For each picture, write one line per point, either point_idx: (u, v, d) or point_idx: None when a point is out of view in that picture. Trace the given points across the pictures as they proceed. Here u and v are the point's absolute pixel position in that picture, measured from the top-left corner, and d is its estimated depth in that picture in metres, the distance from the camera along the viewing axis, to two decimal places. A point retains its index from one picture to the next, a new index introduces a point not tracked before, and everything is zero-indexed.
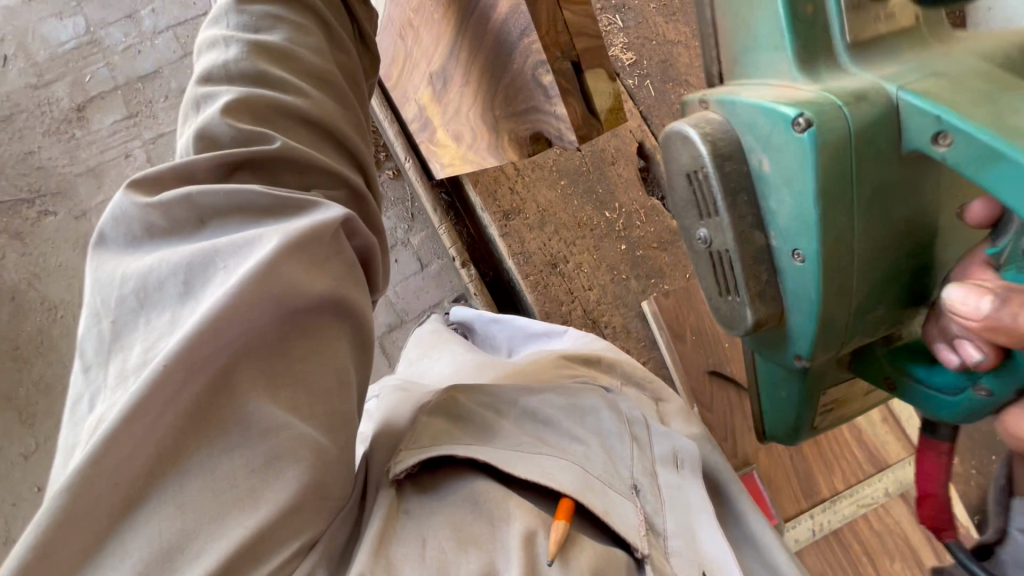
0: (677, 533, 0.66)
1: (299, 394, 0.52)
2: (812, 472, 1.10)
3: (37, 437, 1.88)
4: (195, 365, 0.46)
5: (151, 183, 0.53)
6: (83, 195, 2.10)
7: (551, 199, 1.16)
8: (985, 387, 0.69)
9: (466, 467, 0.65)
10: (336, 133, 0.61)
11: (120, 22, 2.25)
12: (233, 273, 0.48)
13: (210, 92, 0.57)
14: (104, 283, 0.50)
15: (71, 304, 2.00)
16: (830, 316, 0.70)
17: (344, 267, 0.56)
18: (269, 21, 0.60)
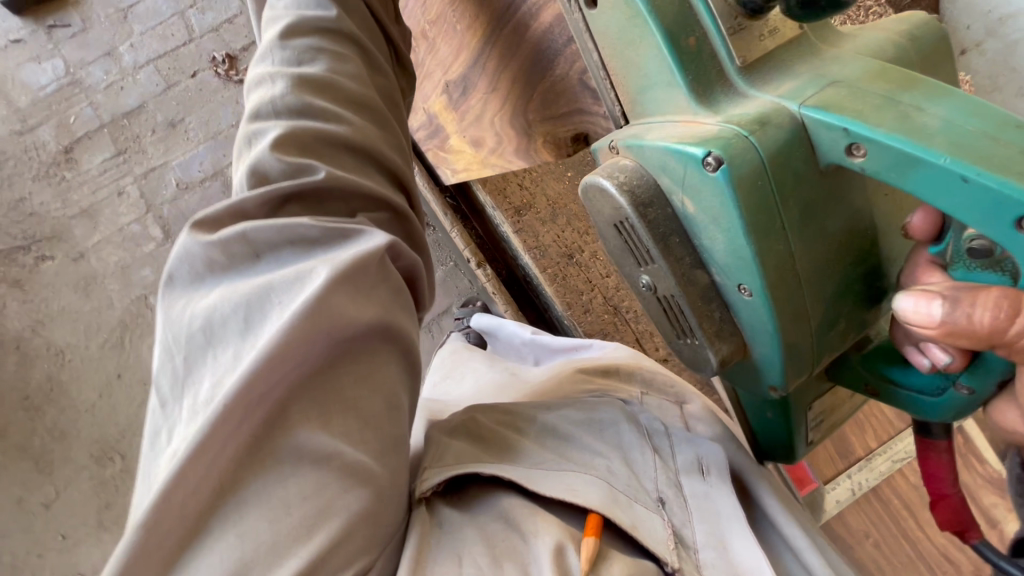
0: (708, 543, 0.56)
1: (350, 418, 0.47)
2: (844, 433, 1.09)
3: (54, 485, 1.83)
4: (254, 396, 0.43)
5: (214, 222, 0.50)
6: (80, 236, 2.08)
7: (560, 191, 1.20)
8: (965, 385, 0.59)
9: (493, 485, 0.57)
10: (377, 156, 0.58)
11: (99, 60, 2.24)
12: (287, 307, 0.45)
13: (260, 129, 0.56)
14: (173, 320, 0.47)
15: (78, 347, 1.98)
16: (797, 339, 0.56)
17: (392, 293, 0.52)
18: (311, 53, 0.59)
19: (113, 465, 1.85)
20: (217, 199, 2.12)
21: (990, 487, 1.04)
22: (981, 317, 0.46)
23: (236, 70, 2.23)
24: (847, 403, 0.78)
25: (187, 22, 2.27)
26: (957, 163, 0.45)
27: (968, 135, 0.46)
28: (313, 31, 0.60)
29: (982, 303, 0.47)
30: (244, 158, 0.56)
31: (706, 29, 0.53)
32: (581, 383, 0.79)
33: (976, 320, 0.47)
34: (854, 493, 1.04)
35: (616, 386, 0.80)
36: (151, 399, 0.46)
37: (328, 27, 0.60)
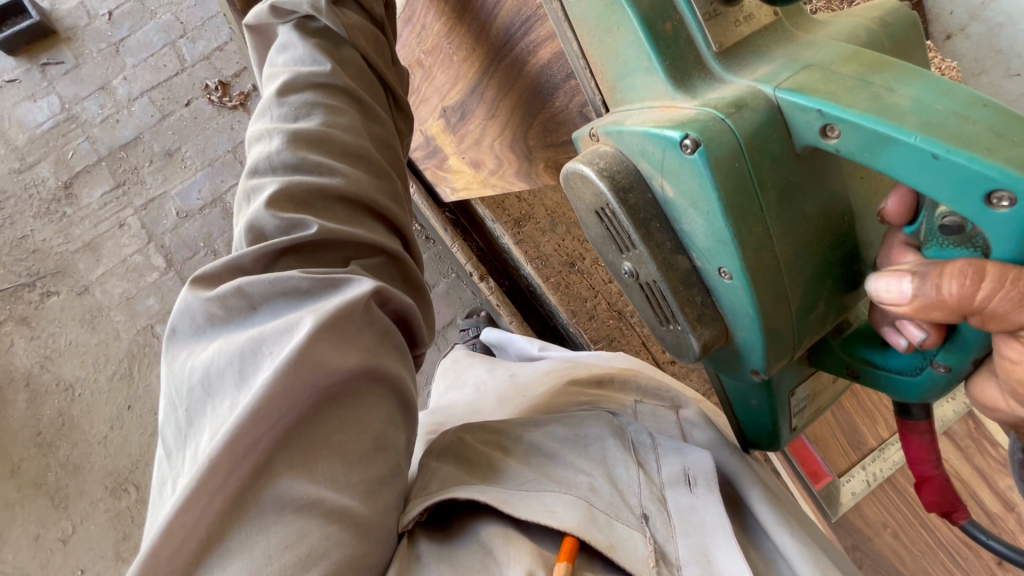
0: (692, 559, 0.55)
1: (337, 465, 0.44)
2: (856, 425, 1.09)
3: (70, 520, 1.83)
4: (241, 448, 0.41)
5: (214, 278, 0.51)
6: (83, 270, 2.10)
7: (558, 201, 1.21)
8: (941, 362, 0.54)
9: (480, 511, 0.55)
10: (372, 205, 0.58)
11: (94, 94, 2.27)
12: (274, 359, 0.44)
13: (257, 184, 0.56)
14: (177, 374, 0.47)
15: (87, 380, 1.98)
16: (776, 324, 0.54)
17: (378, 336, 0.50)
18: (306, 108, 0.59)
19: (128, 497, 1.86)
20: (217, 225, 2.13)
21: (1004, 469, 1.04)
22: (949, 289, 0.44)
23: (229, 97, 2.25)
24: (831, 387, 0.72)
25: (178, 52, 2.30)
26: (928, 140, 0.42)
27: (937, 113, 0.43)
28: (309, 86, 0.60)
29: (949, 275, 0.44)
30: (244, 212, 0.56)
31: (683, 16, 0.52)
32: (573, 395, 0.79)
33: (944, 293, 0.44)
34: (870, 485, 1.04)
35: (610, 396, 0.79)
36: (158, 454, 0.46)
37: (324, 82, 0.61)
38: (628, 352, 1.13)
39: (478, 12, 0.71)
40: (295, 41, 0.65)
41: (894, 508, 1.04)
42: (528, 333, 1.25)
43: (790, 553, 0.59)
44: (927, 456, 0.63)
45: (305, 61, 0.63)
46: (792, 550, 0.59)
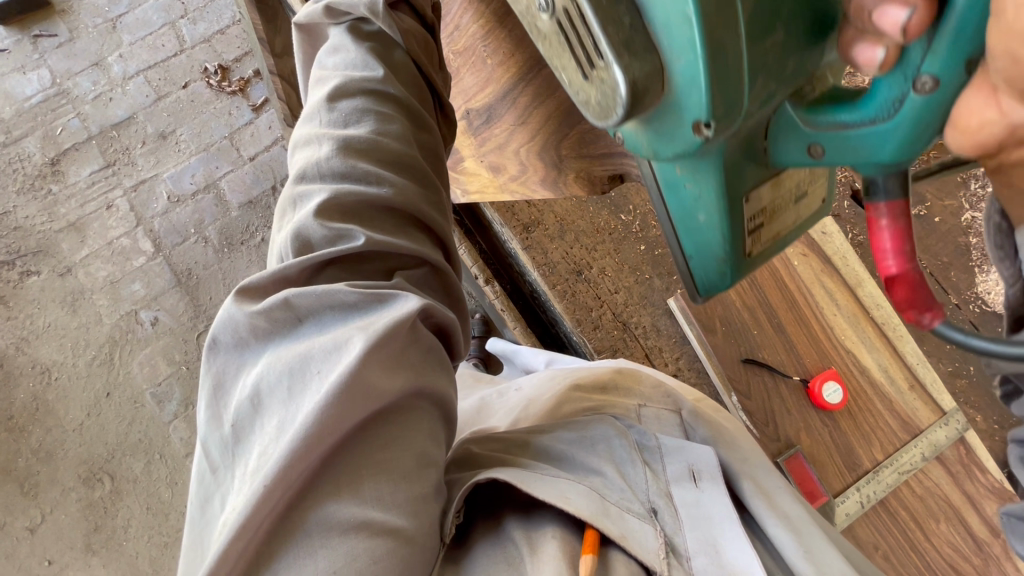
0: (701, 550, 0.54)
1: (383, 483, 0.42)
2: (852, 446, 1.09)
3: (40, 509, 1.77)
4: (294, 473, 0.39)
5: (260, 290, 0.49)
6: (67, 251, 2.03)
7: (567, 209, 1.23)
8: (927, 74, 0.37)
9: (505, 511, 0.57)
10: (419, 217, 0.56)
11: (87, 70, 2.20)
12: (323, 380, 0.42)
13: (305, 191, 0.54)
14: (221, 388, 0.45)
15: (64, 364, 1.92)
16: (723, 42, 0.39)
17: (423, 352, 0.49)
18: (356, 114, 0.57)
19: (102, 487, 1.79)
20: (209, 211, 2.08)
21: (991, 496, 1.06)
22: None
23: (228, 82, 2.20)
24: (794, 208, 0.57)
25: (178, 32, 2.25)
26: None
27: None
28: (360, 92, 0.58)
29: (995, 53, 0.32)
30: (289, 221, 0.54)
31: None
32: (579, 401, 0.79)
33: None
34: (863, 506, 1.05)
35: (613, 401, 0.78)
36: (197, 467, 0.44)
37: (374, 88, 0.59)
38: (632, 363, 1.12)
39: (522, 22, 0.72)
40: (347, 44, 0.63)
41: (887, 529, 1.05)
42: (531, 339, 1.23)
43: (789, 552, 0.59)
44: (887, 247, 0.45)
45: (357, 65, 0.61)
46: (791, 549, 0.59)
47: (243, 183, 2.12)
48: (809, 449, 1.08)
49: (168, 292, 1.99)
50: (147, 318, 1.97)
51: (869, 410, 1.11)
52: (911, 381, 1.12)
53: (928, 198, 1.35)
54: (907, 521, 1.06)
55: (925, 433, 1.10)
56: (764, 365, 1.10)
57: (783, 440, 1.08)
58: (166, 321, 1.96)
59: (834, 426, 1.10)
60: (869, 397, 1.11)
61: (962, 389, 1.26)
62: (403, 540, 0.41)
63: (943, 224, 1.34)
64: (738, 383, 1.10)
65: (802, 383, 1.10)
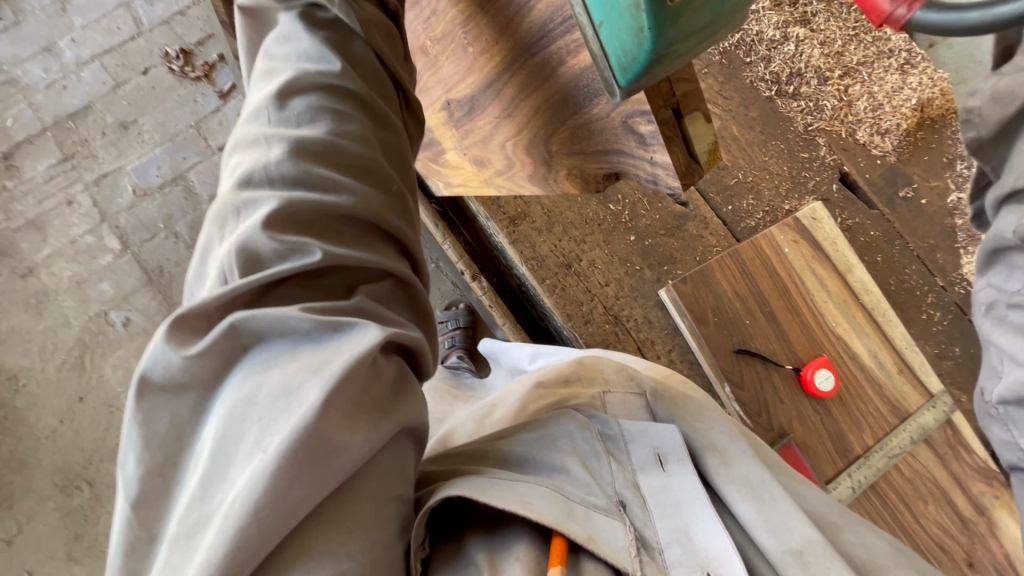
0: (673, 540, 0.53)
1: (342, 546, 0.38)
2: (843, 432, 1.09)
3: (16, 519, 1.70)
4: (243, 548, 0.35)
5: (200, 319, 0.43)
6: (26, 250, 1.93)
7: (554, 200, 1.19)
8: None
9: (467, 531, 0.53)
10: (383, 226, 0.51)
11: (37, 56, 2.06)
12: (272, 435, 0.38)
13: (251, 199, 0.47)
14: (159, 436, 0.40)
15: (32, 370, 1.83)
16: None
17: (389, 390, 0.44)
18: (309, 114, 0.51)
19: (81, 494, 1.74)
20: (178, 205, 1.98)
21: (976, 475, 1.08)
22: None
23: (192, 67, 2.08)
24: None
25: (135, 15, 2.11)
26: None
27: None
28: (314, 88, 0.53)
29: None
30: (230, 233, 0.47)
31: None
32: (543, 397, 0.78)
33: None
34: (855, 491, 1.06)
35: (576, 393, 0.76)
36: (123, 533, 0.38)
37: (329, 83, 0.53)
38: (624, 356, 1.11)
39: (505, 6, 0.65)
40: (299, 32, 0.57)
41: (877, 513, 1.06)
42: (522, 336, 1.20)
43: (755, 525, 0.56)
44: None
45: (310, 57, 0.55)
46: (757, 523, 0.56)
47: (213, 174, 2.02)
48: (801, 438, 1.08)
49: (139, 292, 1.91)
50: (118, 319, 1.88)
51: (860, 396, 1.11)
52: (899, 365, 1.13)
53: (915, 179, 1.33)
54: (896, 503, 1.07)
55: (914, 416, 1.11)
56: (756, 355, 1.09)
57: (777, 428, 1.07)
58: (139, 321, 1.88)
59: (825, 411, 1.11)
60: (859, 382, 1.12)
61: (948, 370, 1.28)
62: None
63: (930, 205, 1.32)
64: (731, 374, 1.08)
65: (795, 371, 1.09)
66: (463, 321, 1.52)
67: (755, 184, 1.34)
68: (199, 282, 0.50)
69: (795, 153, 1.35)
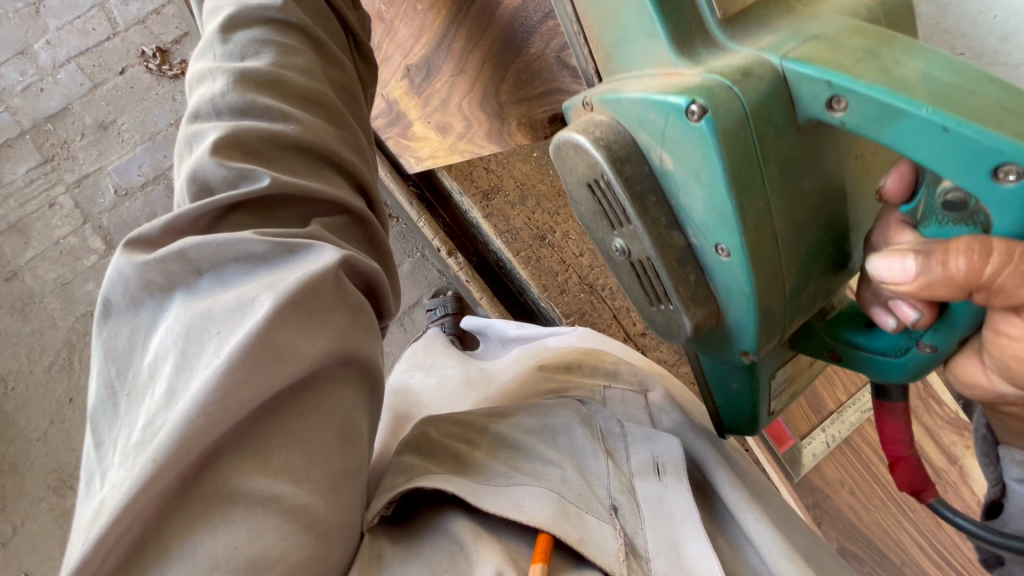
0: (661, 550, 0.54)
1: (296, 456, 0.39)
2: (817, 389, 1.13)
3: (10, 521, 1.70)
4: (195, 445, 0.35)
5: (155, 243, 0.44)
6: (10, 254, 1.93)
7: (527, 173, 1.21)
8: (927, 343, 0.52)
9: (447, 503, 0.55)
10: (333, 157, 0.52)
11: (12, 60, 2.06)
12: (225, 342, 0.38)
13: (201, 130, 0.49)
14: (118, 352, 0.40)
15: (20, 372, 1.83)
16: (754, 211, 0.46)
17: (349, 312, 0.45)
18: (255, 46, 0.52)
19: (75, 494, 1.73)
20: (160, 203, 1.98)
21: (948, 427, 1.11)
22: None
23: (169, 65, 2.08)
24: (808, 371, 0.71)
25: (109, 15, 2.11)
26: None
27: None
28: (258, 22, 0.54)
29: (955, 251, 0.41)
30: (185, 163, 0.49)
31: None
32: (543, 381, 0.79)
33: None
34: (829, 445, 1.09)
35: (577, 382, 0.78)
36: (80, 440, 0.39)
37: (274, 17, 0.54)
38: (600, 324, 1.12)
39: None
40: None
41: (854, 468, 1.09)
42: (500, 309, 1.22)
43: (756, 537, 0.59)
44: (900, 437, 0.63)
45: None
46: (768, 545, 0.58)
47: None
48: None
49: None
50: None
51: None
52: None
53: None
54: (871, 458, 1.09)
55: None
56: None
57: None
58: None
59: None
60: None
61: None
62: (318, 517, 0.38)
63: None
64: None
65: None
66: (451, 308, 1.52)
67: None
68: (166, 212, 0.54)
69: None
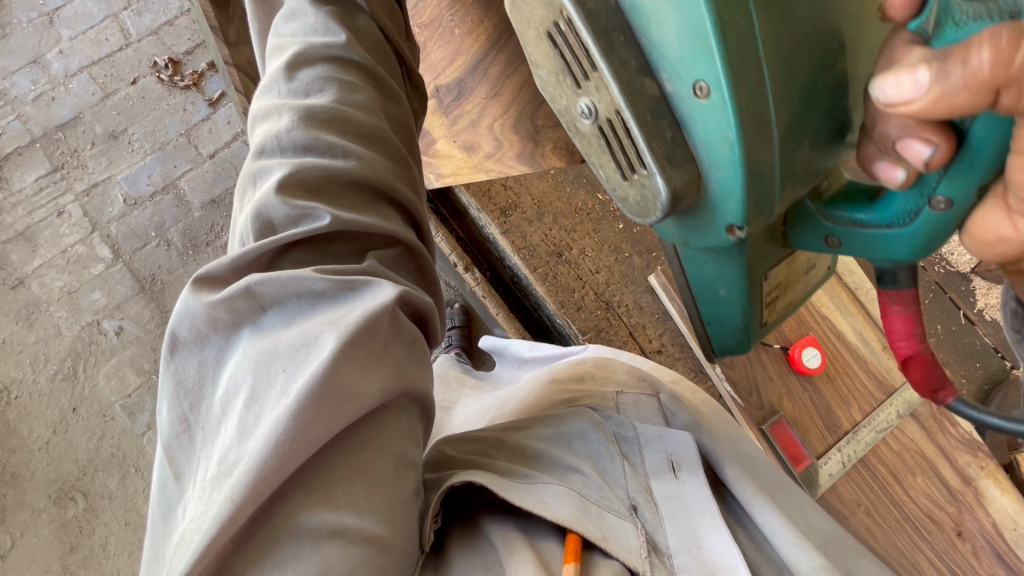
0: (682, 546, 0.53)
1: (359, 489, 0.40)
2: (831, 408, 1.13)
3: (10, 533, 1.68)
4: (268, 484, 0.37)
5: (219, 280, 0.45)
6: (16, 261, 1.92)
7: (544, 191, 1.24)
8: (941, 197, 0.49)
9: (479, 513, 0.55)
10: (389, 191, 0.53)
11: (24, 69, 2.07)
12: (294, 381, 0.40)
13: (265, 166, 0.50)
14: (188, 386, 0.42)
15: (24, 381, 1.82)
16: (733, 34, 0.43)
17: (405, 347, 0.47)
18: (318, 83, 0.53)
19: (75, 506, 1.71)
20: (170, 213, 1.98)
21: (964, 448, 1.10)
22: None
23: (181, 76, 2.09)
24: (802, 280, 0.71)
25: (122, 25, 2.13)
26: None
27: None
28: (321, 60, 0.55)
29: (977, 44, 0.34)
30: (248, 200, 0.50)
31: None
32: (554, 394, 0.79)
33: None
34: (846, 465, 1.09)
35: (590, 391, 0.77)
36: (157, 470, 0.41)
37: (337, 55, 0.55)
38: (616, 342, 1.12)
39: None
40: (305, 8, 0.59)
41: (870, 488, 1.09)
42: (516, 325, 1.22)
43: (775, 535, 0.57)
44: (907, 327, 0.59)
45: (317, 31, 0.57)
46: (781, 535, 0.57)
47: (204, 182, 2.02)
48: (790, 413, 1.12)
49: (132, 300, 1.89)
50: (111, 328, 1.87)
51: (847, 373, 1.15)
52: (884, 341, 1.16)
53: None
54: (887, 478, 1.09)
55: (900, 391, 1.13)
56: None
57: (768, 407, 1.11)
58: (132, 330, 1.87)
59: (813, 387, 1.13)
60: (846, 358, 1.15)
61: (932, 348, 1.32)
62: (381, 549, 0.39)
63: None
64: None
65: (783, 350, 1.13)
66: (459, 321, 1.52)
67: None
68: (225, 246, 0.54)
69: None
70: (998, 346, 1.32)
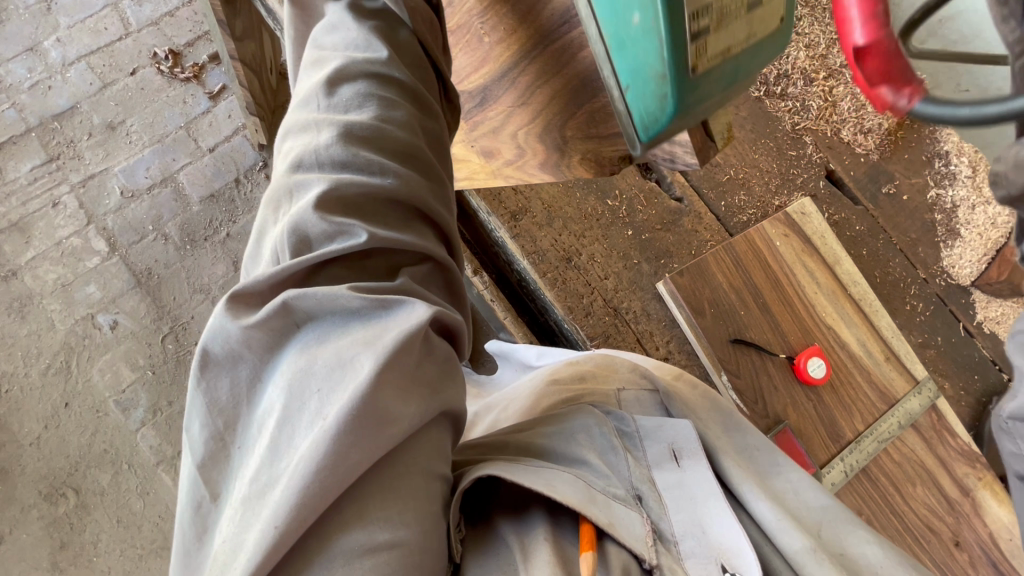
0: (687, 533, 0.55)
1: (391, 508, 0.39)
2: (835, 419, 1.13)
3: None
4: (307, 510, 0.36)
5: (256, 296, 0.44)
6: (10, 252, 1.88)
7: (554, 195, 1.23)
8: None
9: (494, 513, 0.54)
10: (423, 209, 0.52)
11: (20, 56, 2.03)
12: (331, 403, 0.39)
13: (301, 181, 0.49)
14: (222, 404, 0.42)
15: (14, 376, 1.78)
16: None
17: (439, 368, 0.46)
18: (358, 100, 0.53)
19: (66, 502, 1.68)
20: (167, 206, 1.95)
21: (961, 459, 1.13)
22: None
23: (181, 68, 2.06)
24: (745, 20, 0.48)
25: (122, 14, 2.09)
26: None
27: None
28: (362, 75, 0.54)
29: None
30: (284, 214, 0.49)
31: None
32: (558, 394, 0.79)
33: None
34: (847, 475, 1.09)
35: (590, 389, 0.77)
36: (188, 490, 0.40)
37: (378, 71, 0.55)
38: (624, 348, 1.14)
39: None
40: (347, 22, 0.59)
41: (870, 496, 1.10)
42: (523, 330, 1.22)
43: (771, 523, 0.59)
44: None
45: (359, 46, 0.57)
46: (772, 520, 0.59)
47: (202, 176, 1.99)
48: (794, 421, 1.11)
49: (128, 294, 1.87)
50: (105, 322, 1.84)
51: (851, 383, 1.15)
52: (887, 353, 1.17)
53: (896, 175, 1.39)
54: (888, 487, 1.11)
55: (901, 402, 1.15)
56: (752, 344, 1.12)
57: (773, 416, 1.10)
58: (127, 325, 1.84)
59: (818, 398, 1.13)
60: (852, 369, 1.16)
61: (932, 359, 1.33)
62: (414, 567, 0.38)
63: (912, 201, 1.38)
64: (728, 364, 1.11)
65: (788, 360, 1.13)
66: None
67: (746, 181, 1.32)
68: (252, 254, 0.52)
69: (783, 151, 1.35)
70: (995, 359, 1.35)
